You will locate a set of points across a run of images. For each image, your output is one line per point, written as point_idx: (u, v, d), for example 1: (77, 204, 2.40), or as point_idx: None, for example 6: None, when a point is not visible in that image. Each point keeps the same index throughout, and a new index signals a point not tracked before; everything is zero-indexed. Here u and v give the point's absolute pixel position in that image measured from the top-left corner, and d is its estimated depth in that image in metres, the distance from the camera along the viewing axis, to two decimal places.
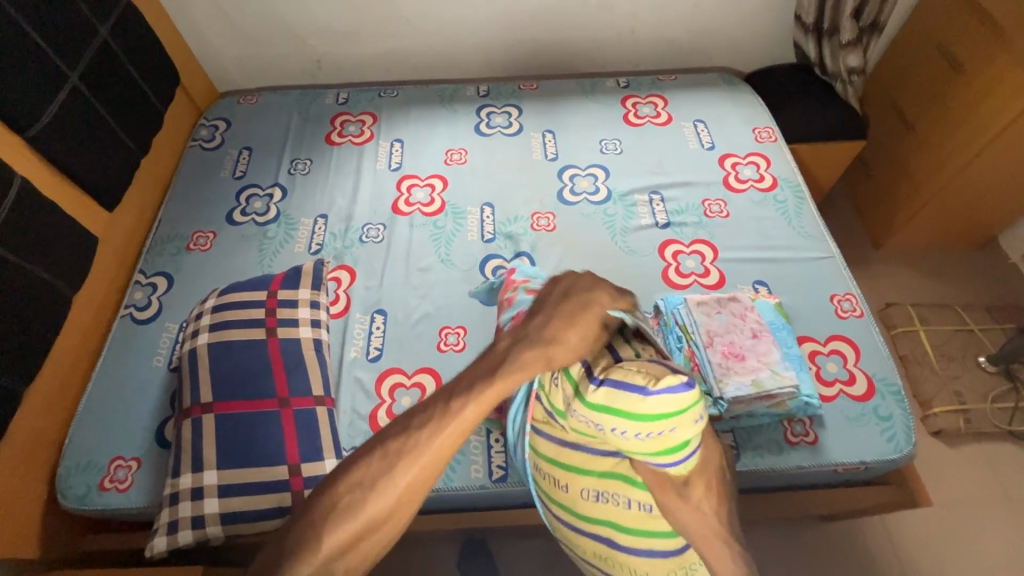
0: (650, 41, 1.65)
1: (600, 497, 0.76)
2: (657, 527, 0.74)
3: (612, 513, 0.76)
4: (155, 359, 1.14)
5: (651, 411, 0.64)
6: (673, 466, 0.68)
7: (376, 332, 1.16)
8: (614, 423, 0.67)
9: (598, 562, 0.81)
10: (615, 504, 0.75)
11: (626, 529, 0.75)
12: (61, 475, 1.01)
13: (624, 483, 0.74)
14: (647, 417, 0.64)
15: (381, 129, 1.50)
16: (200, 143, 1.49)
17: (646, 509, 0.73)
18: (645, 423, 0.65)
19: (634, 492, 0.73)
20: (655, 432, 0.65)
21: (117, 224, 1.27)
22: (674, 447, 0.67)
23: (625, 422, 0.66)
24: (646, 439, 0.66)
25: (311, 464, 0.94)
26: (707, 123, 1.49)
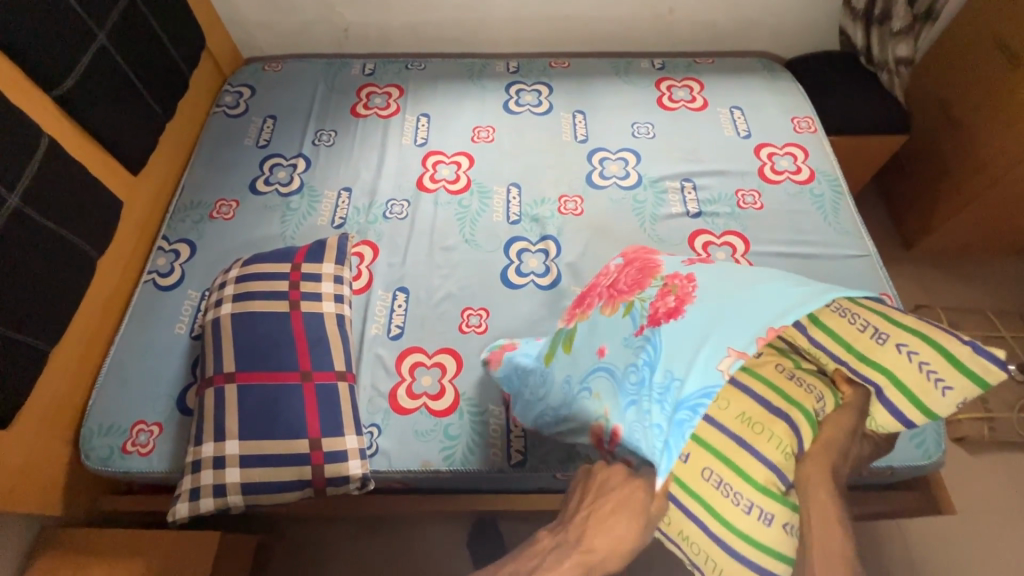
0: (687, 22, 1.59)
1: (790, 378, 0.74)
2: (819, 422, 0.72)
3: (801, 397, 0.72)
4: (177, 325, 1.14)
5: (963, 360, 0.70)
6: (891, 413, 0.74)
7: (398, 310, 1.15)
8: (917, 353, 0.72)
9: (729, 426, 0.72)
10: (806, 387, 0.74)
11: (805, 413, 0.71)
12: (84, 436, 1.02)
13: (829, 387, 0.75)
14: (957, 361, 0.70)
15: (408, 102, 1.47)
16: (224, 109, 1.47)
17: (825, 407, 0.73)
18: (944, 368, 0.71)
19: (829, 394, 0.74)
20: (937, 380, 0.71)
21: (142, 189, 1.26)
22: (934, 404, 0.71)
23: (927, 349, 0.72)
24: (921, 374, 0.72)
25: (331, 439, 0.94)
26: (744, 111, 1.43)
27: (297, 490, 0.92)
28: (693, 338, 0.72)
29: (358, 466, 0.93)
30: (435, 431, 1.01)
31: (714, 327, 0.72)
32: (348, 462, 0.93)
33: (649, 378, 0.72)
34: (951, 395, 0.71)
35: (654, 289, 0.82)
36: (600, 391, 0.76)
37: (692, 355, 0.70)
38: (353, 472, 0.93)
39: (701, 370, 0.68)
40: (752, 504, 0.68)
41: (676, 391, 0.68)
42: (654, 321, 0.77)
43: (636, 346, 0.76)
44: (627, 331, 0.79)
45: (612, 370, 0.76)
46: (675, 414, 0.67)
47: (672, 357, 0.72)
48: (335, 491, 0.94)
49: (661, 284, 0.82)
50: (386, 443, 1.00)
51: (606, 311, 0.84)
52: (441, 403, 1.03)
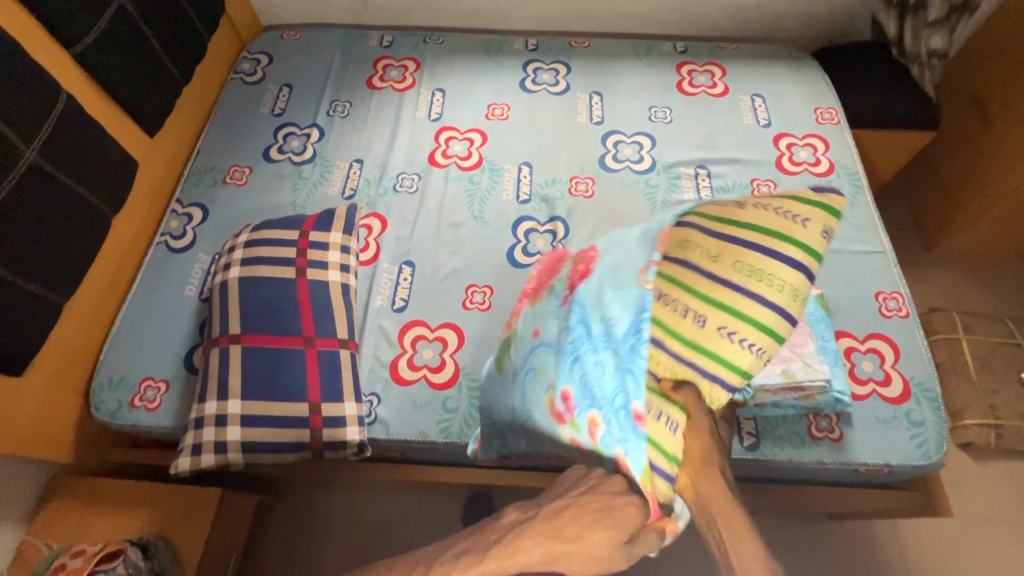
0: (713, 5, 1.54)
1: (662, 303, 0.66)
2: (711, 353, 0.63)
3: (665, 317, 0.65)
4: (187, 287, 1.16)
5: (826, 203, 0.66)
6: (798, 284, 0.63)
7: (403, 283, 1.15)
8: (768, 203, 0.67)
9: None
10: (682, 313, 0.64)
11: (677, 338, 0.64)
12: (95, 388, 1.05)
13: (702, 295, 0.64)
14: (812, 204, 0.66)
15: (424, 76, 1.46)
16: (241, 76, 1.47)
17: (719, 324, 0.62)
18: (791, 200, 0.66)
19: (708, 310, 0.63)
20: (805, 221, 0.64)
21: (157, 151, 1.27)
22: (812, 242, 0.63)
23: (797, 206, 0.65)
24: (782, 218, 0.64)
25: (331, 404, 0.95)
26: (765, 99, 1.40)
27: (296, 452, 0.94)
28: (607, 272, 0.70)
29: (356, 432, 0.95)
30: (433, 404, 1.02)
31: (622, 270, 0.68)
32: (346, 428, 0.95)
33: (588, 333, 0.66)
34: (812, 225, 0.64)
35: (565, 270, 0.82)
36: (543, 363, 0.73)
37: (614, 285, 0.67)
38: (350, 438, 0.94)
39: (625, 301, 0.63)
40: (660, 412, 0.63)
41: (609, 323, 0.64)
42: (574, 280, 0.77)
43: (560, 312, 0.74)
44: (553, 308, 0.77)
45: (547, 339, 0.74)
46: (624, 345, 0.61)
47: (590, 298, 0.69)
48: (333, 455, 0.95)
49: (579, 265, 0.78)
50: (385, 412, 1.01)
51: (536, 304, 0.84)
52: (441, 375, 1.04)
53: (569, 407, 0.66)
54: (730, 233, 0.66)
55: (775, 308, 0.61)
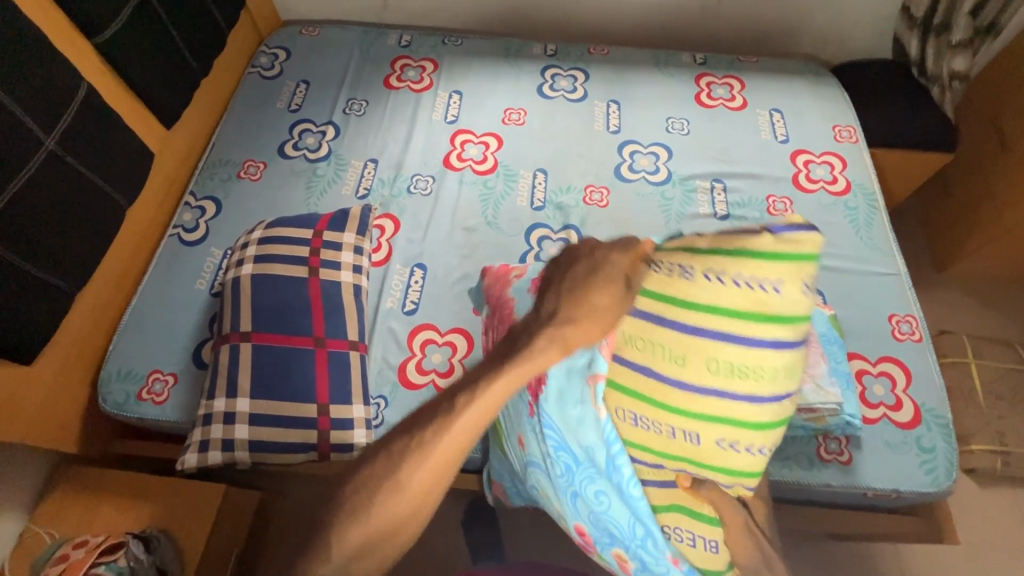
0: (734, 17, 1.53)
1: (638, 424, 0.66)
2: (711, 456, 0.64)
3: (651, 441, 0.65)
4: (198, 281, 1.16)
5: (779, 251, 0.57)
6: (781, 348, 0.59)
7: (414, 285, 1.15)
8: (717, 271, 0.58)
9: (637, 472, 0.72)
10: (659, 431, 0.64)
11: (667, 453, 0.65)
12: (103, 379, 1.05)
13: (677, 411, 0.62)
14: (771, 255, 0.57)
15: (441, 77, 1.45)
16: (259, 70, 1.47)
17: (715, 437, 0.62)
18: (746, 256, 0.57)
19: (685, 421, 0.62)
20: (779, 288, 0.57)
21: (173, 143, 1.27)
22: (791, 305, 0.58)
23: (747, 262, 0.57)
24: (746, 291, 0.57)
25: (339, 406, 0.95)
26: (784, 114, 1.39)
27: (302, 453, 0.94)
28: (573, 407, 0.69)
29: (363, 435, 0.95)
30: None
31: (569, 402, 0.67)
32: (354, 431, 0.94)
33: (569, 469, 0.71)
34: (786, 288, 0.57)
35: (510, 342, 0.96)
36: (544, 486, 0.78)
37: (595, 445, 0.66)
38: (357, 441, 0.94)
39: (585, 442, 0.67)
40: (694, 536, 0.66)
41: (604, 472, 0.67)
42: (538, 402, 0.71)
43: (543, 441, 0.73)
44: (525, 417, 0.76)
45: (533, 461, 0.77)
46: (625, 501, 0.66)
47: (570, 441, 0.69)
48: (339, 458, 0.95)
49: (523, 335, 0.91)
50: (392, 416, 1.01)
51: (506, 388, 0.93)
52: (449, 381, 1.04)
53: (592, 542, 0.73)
54: (690, 326, 0.60)
55: (776, 400, 0.60)
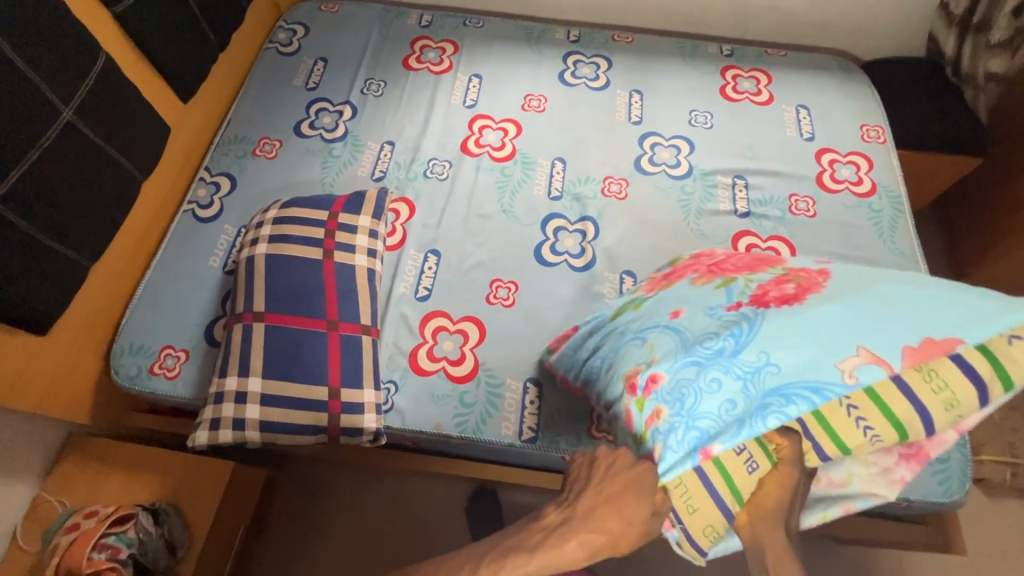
0: (764, 8, 1.49)
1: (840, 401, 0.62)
2: (852, 440, 0.61)
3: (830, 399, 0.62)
4: (211, 258, 1.15)
5: None
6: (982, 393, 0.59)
7: (427, 272, 1.14)
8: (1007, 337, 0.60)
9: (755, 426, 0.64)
10: (855, 411, 0.61)
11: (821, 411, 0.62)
12: (115, 352, 1.06)
13: (884, 395, 0.61)
14: None
15: (461, 60, 1.43)
16: (277, 46, 1.45)
17: (868, 420, 0.61)
18: (955, 344, 0.61)
19: (895, 410, 0.60)
20: (857, 414, 0.61)
21: (190, 118, 1.26)
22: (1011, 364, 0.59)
23: None
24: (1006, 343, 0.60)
25: (350, 390, 0.94)
26: (811, 111, 1.36)
27: (312, 435, 0.93)
28: (802, 331, 0.62)
29: (373, 420, 0.94)
30: (451, 396, 1.01)
31: (825, 347, 0.60)
32: (364, 415, 0.93)
33: (728, 354, 0.64)
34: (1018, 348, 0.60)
35: (768, 274, 0.74)
36: (656, 342, 0.71)
37: (807, 347, 0.61)
38: (367, 426, 0.93)
39: (800, 362, 0.60)
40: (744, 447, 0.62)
41: (767, 380, 0.61)
42: (755, 304, 0.68)
43: (732, 321, 0.67)
44: (713, 302, 0.71)
45: (676, 330, 0.70)
46: (757, 400, 0.60)
47: (768, 340, 0.63)
48: (349, 441, 0.94)
49: (780, 272, 0.74)
50: (401, 401, 1.01)
51: (697, 283, 0.77)
52: (460, 369, 1.04)
53: (647, 394, 0.68)
54: (962, 359, 0.60)
55: (927, 419, 0.60)
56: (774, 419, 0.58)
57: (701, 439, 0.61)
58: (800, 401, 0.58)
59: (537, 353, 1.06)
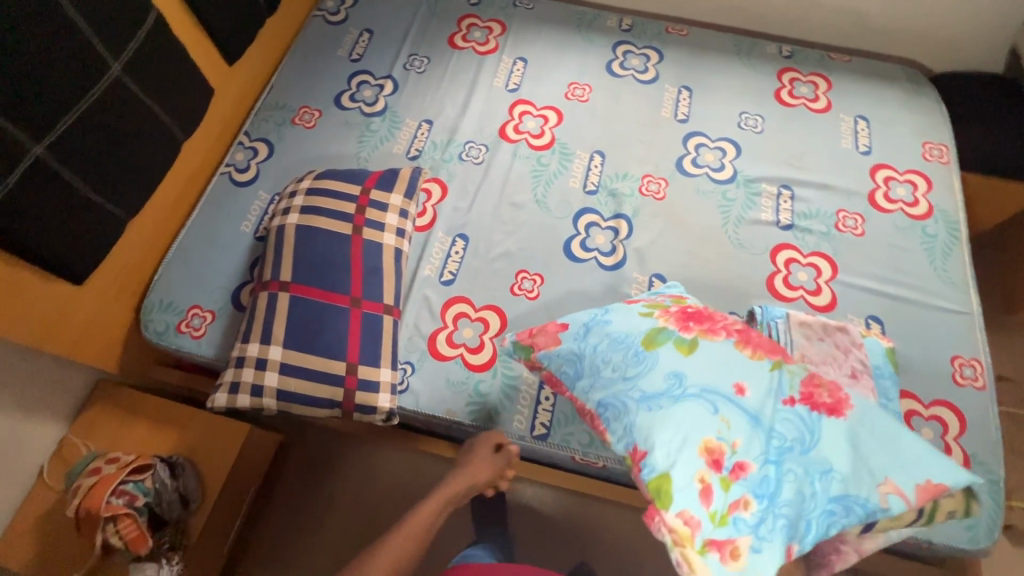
0: (832, 10, 1.40)
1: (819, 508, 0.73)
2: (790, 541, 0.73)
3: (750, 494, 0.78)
4: (244, 223, 1.16)
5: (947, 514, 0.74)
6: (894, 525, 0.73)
7: (454, 256, 1.13)
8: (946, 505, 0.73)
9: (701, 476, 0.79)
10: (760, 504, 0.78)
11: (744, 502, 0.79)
12: (145, 307, 1.08)
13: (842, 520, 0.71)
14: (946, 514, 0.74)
15: (508, 41, 1.39)
16: (324, 14, 1.44)
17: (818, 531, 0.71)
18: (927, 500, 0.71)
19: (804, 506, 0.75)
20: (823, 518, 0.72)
21: (234, 81, 1.27)
22: (940, 506, 0.73)
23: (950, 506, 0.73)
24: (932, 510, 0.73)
25: (368, 368, 0.94)
26: (870, 123, 1.28)
27: (326, 409, 0.93)
28: (856, 445, 0.70)
29: (387, 400, 0.94)
30: (466, 384, 1.01)
31: (865, 473, 0.69)
32: (379, 394, 0.93)
33: (801, 463, 0.69)
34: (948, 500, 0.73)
35: (801, 369, 0.78)
36: (730, 419, 0.72)
37: (863, 457, 0.70)
38: (381, 405, 0.93)
39: (860, 482, 0.69)
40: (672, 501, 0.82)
41: (837, 486, 0.68)
42: (808, 404, 0.73)
43: (791, 418, 0.72)
44: (774, 386, 0.75)
45: (744, 406, 0.73)
46: (829, 506, 0.68)
47: (836, 448, 0.70)
48: (361, 418, 0.94)
49: (809, 371, 0.77)
50: (417, 383, 1.01)
51: (743, 351, 0.78)
52: (478, 357, 1.03)
53: (735, 475, 0.70)
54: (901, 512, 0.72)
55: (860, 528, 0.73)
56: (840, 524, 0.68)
57: (794, 536, 0.67)
58: (854, 514, 0.68)
59: None
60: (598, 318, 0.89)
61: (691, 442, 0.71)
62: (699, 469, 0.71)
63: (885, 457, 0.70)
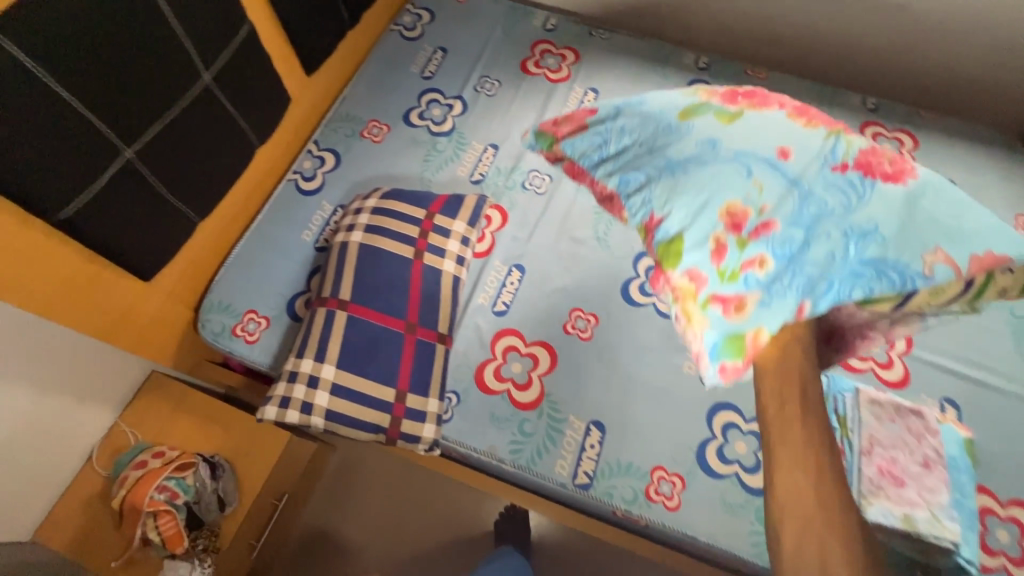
0: (926, 65, 1.32)
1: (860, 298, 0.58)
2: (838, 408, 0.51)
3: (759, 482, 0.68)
4: (305, 232, 1.18)
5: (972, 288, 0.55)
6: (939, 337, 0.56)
7: (508, 286, 1.12)
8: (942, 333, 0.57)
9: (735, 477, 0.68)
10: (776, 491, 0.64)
11: None
12: (204, 307, 1.10)
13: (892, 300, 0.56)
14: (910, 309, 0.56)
15: (580, 70, 1.38)
16: (401, 29, 1.45)
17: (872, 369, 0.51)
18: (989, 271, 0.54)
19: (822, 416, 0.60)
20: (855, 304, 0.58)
21: (310, 91, 1.29)
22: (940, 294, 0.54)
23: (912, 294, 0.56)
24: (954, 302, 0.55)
25: (416, 397, 0.93)
26: (958, 188, 1.21)
27: (371, 433, 0.92)
28: (910, 210, 0.58)
29: (432, 430, 0.93)
30: (511, 421, 0.99)
31: (909, 231, 0.56)
32: (425, 425, 0.93)
33: (834, 219, 0.57)
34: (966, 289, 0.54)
35: (864, 140, 0.64)
36: (764, 182, 0.59)
37: (913, 219, 0.57)
38: (426, 435, 0.92)
39: (904, 242, 0.55)
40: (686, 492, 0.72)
41: (879, 244, 0.55)
42: (863, 170, 0.61)
43: (838, 182, 0.60)
44: (824, 150, 0.62)
45: (786, 170, 0.60)
46: (859, 264, 0.55)
47: (880, 209, 0.57)
48: (405, 446, 0.93)
49: (872, 140, 0.64)
50: (461, 414, 1.00)
51: (797, 119, 0.64)
52: (526, 395, 1.01)
53: (756, 236, 0.56)
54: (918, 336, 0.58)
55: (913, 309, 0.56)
56: (884, 287, 0.54)
57: (817, 291, 0.54)
58: (888, 279, 0.54)
59: (607, 396, 1.01)
60: (630, 103, 0.76)
61: (711, 203, 0.59)
62: (715, 228, 0.58)
63: (938, 226, 0.56)
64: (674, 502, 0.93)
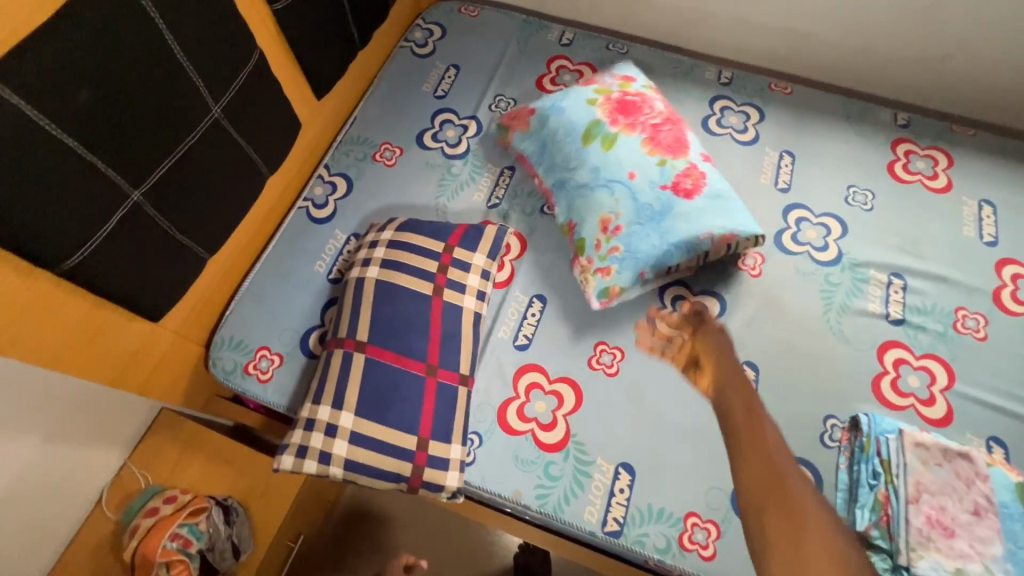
0: (960, 78, 1.27)
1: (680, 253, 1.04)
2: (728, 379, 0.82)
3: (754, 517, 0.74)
4: (318, 263, 1.14)
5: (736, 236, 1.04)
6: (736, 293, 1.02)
7: (530, 319, 1.07)
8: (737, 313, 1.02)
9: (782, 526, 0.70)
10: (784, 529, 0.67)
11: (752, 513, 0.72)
12: (215, 344, 1.06)
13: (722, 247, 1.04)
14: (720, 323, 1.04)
15: None
16: (412, 45, 1.41)
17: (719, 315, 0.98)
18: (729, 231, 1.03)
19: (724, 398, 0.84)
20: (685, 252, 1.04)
21: (320, 114, 1.25)
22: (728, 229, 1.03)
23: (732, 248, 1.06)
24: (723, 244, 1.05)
25: (438, 444, 0.89)
26: (997, 208, 1.16)
27: (392, 482, 0.88)
28: (694, 210, 1.02)
29: (455, 478, 0.89)
30: (536, 464, 0.95)
31: (698, 220, 1.02)
32: (447, 473, 0.89)
33: (651, 210, 1.03)
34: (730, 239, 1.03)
35: (683, 163, 1.07)
36: (622, 197, 1.04)
37: (698, 213, 1.02)
38: (449, 484, 0.89)
39: (689, 228, 1.01)
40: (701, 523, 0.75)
41: (671, 231, 1.01)
42: (672, 189, 1.04)
43: (659, 194, 1.04)
44: (657, 176, 1.05)
45: (632, 187, 1.04)
46: (665, 234, 1.02)
47: (680, 211, 1.02)
48: (427, 494, 0.89)
49: (687, 165, 1.07)
50: (484, 458, 0.96)
51: (645, 149, 1.07)
52: (551, 435, 0.97)
53: (614, 232, 1.03)
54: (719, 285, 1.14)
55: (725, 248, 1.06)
56: (676, 254, 1.02)
57: (640, 265, 1.01)
58: (686, 250, 1.01)
59: (636, 437, 0.97)
60: (555, 111, 1.15)
61: (592, 213, 1.05)
62: (597, 230, 1.05)
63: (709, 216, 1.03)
64: (711, 552, 0.89)
